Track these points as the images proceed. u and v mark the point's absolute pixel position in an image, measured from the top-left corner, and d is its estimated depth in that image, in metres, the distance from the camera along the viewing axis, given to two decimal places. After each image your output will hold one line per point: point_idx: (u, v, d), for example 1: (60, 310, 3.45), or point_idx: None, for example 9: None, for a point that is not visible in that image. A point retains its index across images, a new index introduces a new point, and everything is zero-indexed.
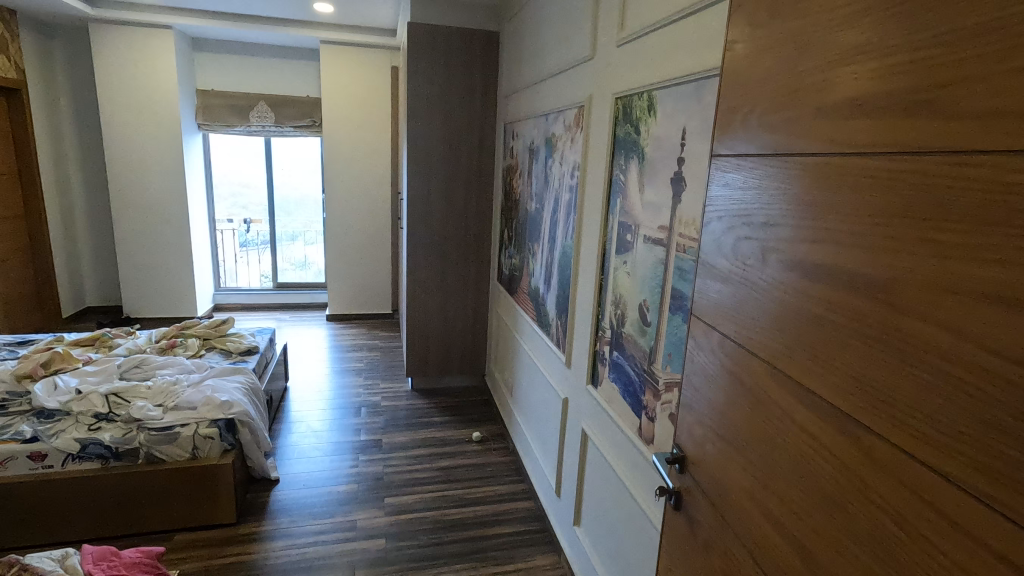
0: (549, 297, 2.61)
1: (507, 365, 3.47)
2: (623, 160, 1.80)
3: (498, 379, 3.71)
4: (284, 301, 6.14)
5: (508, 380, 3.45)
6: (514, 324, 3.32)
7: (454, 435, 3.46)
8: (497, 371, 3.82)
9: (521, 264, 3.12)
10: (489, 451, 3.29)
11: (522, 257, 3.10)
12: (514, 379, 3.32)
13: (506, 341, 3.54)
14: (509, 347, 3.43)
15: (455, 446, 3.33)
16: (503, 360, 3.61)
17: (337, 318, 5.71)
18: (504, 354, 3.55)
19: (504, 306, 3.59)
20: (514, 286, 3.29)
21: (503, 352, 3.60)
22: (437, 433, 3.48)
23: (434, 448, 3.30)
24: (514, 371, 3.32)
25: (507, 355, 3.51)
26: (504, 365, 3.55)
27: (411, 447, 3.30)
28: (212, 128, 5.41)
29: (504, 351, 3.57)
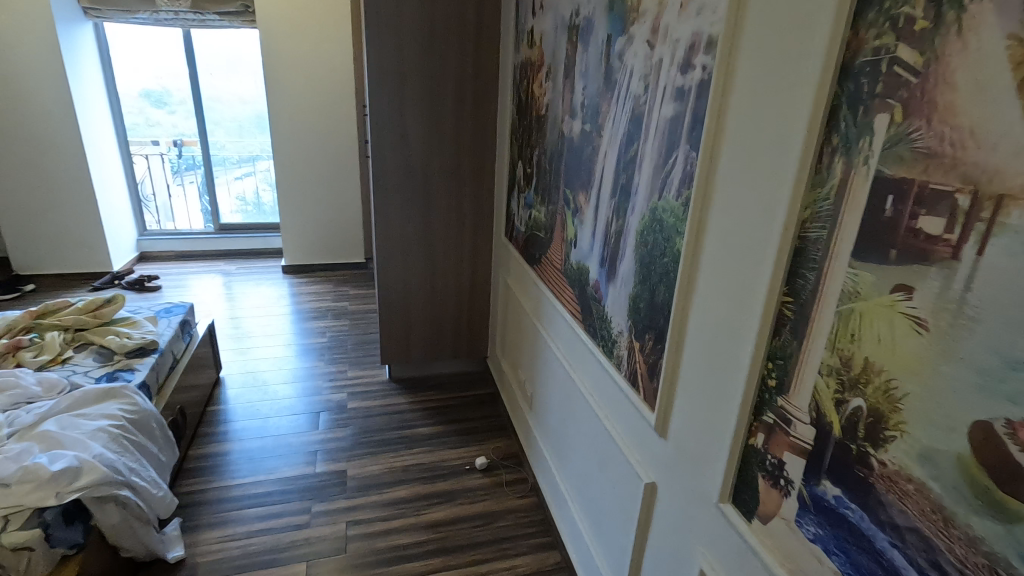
0: (613, 294, 1.50)
1: (525, 365, 2.41)
2: (921, 10, 0.65)
3: (510, 378, 2.66)
4: (229, 247, 4.93)
5: (526, 387, 2.40)
6: (538, 310, 2.22)
7: (450, 461, 2.46)
8: (507, 363, 2.76)
9: (552, 225, 1.97)
10: (500, 491, 2.30)
11: (553, 212, 1.95)
12: (537, 391, 2.27)
13: (523, 331, 2.45)
14: (529, 342, 2.35)
15: (453, 481, 2.34)
16: (518, 355, 2.53)
17: (296, 270, 4.56)
18: (521, 350, 2.48)
19: (517, 276, 2.48)
20: (537, 255, 2.16)
21: (518, 345, 2.52)
22: (426, 457, 2.48)
23: (421, 487, 2.30)
24: (538, 381, 2.26)
25: (524, 349, 2.43)
26: (520, 363, 2.48)
27: (390, 486, 2.30)
28: (105, 15, 3.95)
29: (520, 344, 2.48)
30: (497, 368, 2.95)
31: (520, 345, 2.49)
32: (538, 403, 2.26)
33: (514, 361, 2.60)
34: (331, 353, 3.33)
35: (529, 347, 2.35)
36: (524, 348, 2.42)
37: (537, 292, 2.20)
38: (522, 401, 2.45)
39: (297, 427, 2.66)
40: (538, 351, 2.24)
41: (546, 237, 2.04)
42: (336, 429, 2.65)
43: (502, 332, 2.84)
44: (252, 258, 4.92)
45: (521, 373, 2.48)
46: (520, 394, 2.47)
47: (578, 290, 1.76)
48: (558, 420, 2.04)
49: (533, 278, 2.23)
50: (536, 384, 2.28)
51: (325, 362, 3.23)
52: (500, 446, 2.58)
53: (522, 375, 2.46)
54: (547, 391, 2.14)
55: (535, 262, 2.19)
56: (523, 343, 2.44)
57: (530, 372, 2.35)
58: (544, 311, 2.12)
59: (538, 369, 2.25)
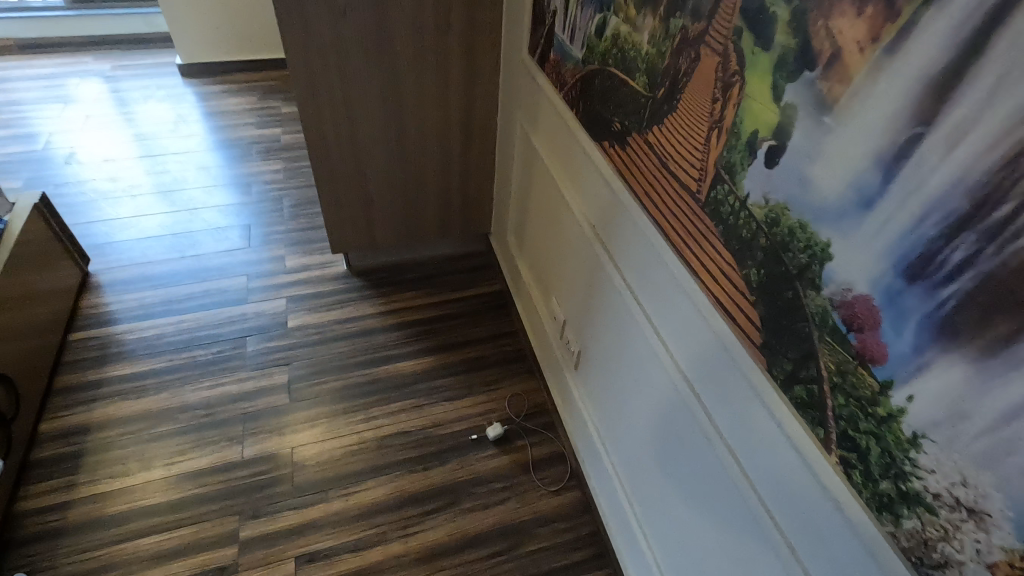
0: (966, 392, 0.49)
1: (571, 299, 1.44)
2: None
3: (536, 297, 1.70)
4: (95, 32, 3.36)
5: (570, 333, 1.47)
6: (608, 232, 1.16)
7: (448, 429, 1.65)
8: (526, 267, 1.77)
9: (682, 70, 0.80)
10: (526, 483, 1.55)
11: (691, 40, 0.77)
12: (597, 356, 1.34)
13: (568, 243, 1.41)
14: (583, 271, 1.34)
15: (456, 467, 1.57)
16: (554, 272, 1.54)
17: (199, 72, 3.15)
18: (562, 269, 1.48)
19: (559, 143, 1.35)
20: (617, 128, 1.01)
21: (557, 259, 1.51)
22: (412, 423, 1.66)
23: (408, 483, 1.53)
24: (598, 344, 1.32)
25: (569, 274, 1.43)
26: (560, 290, 1.51)
27: (360, 482, 1.52)
28: None
29: (562, 260, 1.47)
30: (509, 263, 1.96)
31: (560, 262, 1.48)
32: (597, 373, 1.36)
33: (544, 277, 1.62)
34: (258, 225, 2.26)
35: (584, 280, 1.34)
36: (571, 274, 1.42)
37: (609, 200, 1.12)
38: (559, 347, 1.54)
39: (210, 367, 1.76)
40: (604, 301, 1.25)
41: (656, 95, 0.88)
42: (272, 370, 1.76)
43: (518, 217, 1.78)
44: (133, 49, 3.40)
45: (560, 305, 1.52)
46: (557, 336, 1.55)
47: (768, 277, 0.69)
48: (643, 435, 1.17)
49: (600, 168, 1.12)
50: (594, 344, 1.35)
51: (249, 241, 2.18)
52: (519, 393, 1.75)
53: (563, 310, 1.51)
54: (620, 375, 1.23)
55: (608, 139, 1.06)
56: (568, 262, 1.43)
57: (581, 318, 1.40)
58: (627, 247, 1.08)
59: (600, 326, 1.29)
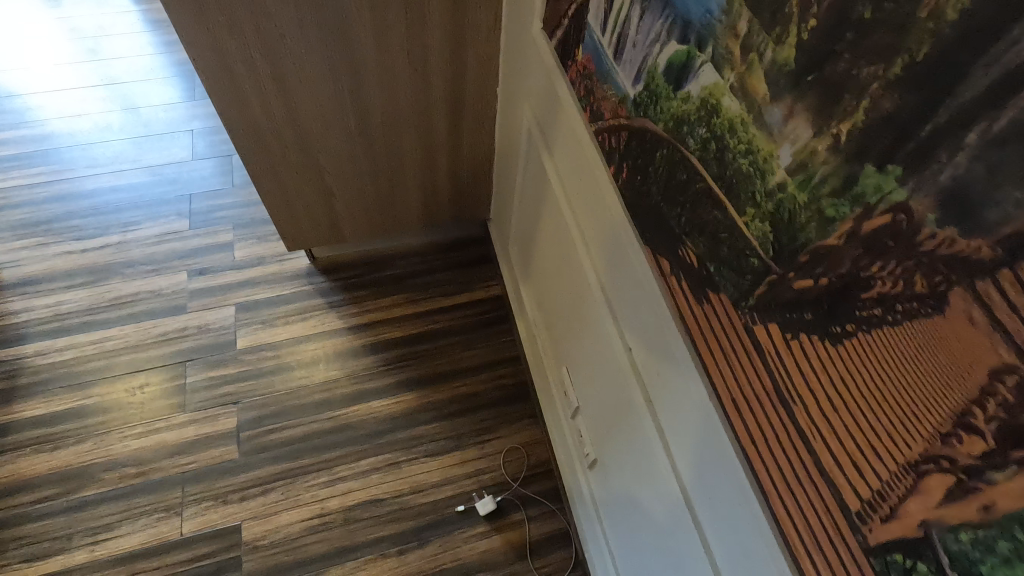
0: None
1: (592, 390, 1.06)
2: None
3: (545, 345, 1.31)
4: None
5: (587, 427, 1.11)
6: (654, 378, 0.73)
7: (430, 497, 1.37)
8: (533, 297, 1.37)
9: (876, 287, 0.36)
10: (522, 573, 1.29)
11: (921, 248, 0.32)
12: (620, 486, 0.99)
13: (591, 322, 0.98)
14: (611, 378, 0.93)
15: (438, 552, 1.30)
16: (571, 339, 1.14)
17: None
18: (581, 345, 1.08)
19: (581, 190, 0.89)
20: (691, 260, 0.57)
21: (574, 326, 1.10)
22: (386, 488, 1.37)
23: (379, 572, 1.28)
24: (623, 476, 0.96)
25: (591, 359, 1.03)
26: (578, 366, 1.11)
27: (322, 571, 1.27)
28: None
29: (581, 334, 1.06)
30: (512, 275, 1.54)
31: (579, 334, 1.07)
32: (615, 501, 1.02)
33: (558, 332, 1.22)
34: (200, 195, 1.81)
35: (612, 389, 0.94)
36: (594, 362, 1.02)
37: (661, 344, 0.67)
38: (572, 431, 1.19)
39: (141, 406, 1.45)
40: (637, 442, 0.86)
41: (791, 278, 0.43)
42: (218, 412, 1.45)
43: (525, 234, 1.33)
44: None
45: (575, 384, 1.14)
46: (569, 415, 1.19)
47: None
48: None
49: (652, 291, 0.66)
50: (618, 470, 0.98)
51: (188, 220, 1.75)
52: (518, 447, 1.44)
53: (578, 392, 1.13)
54: (651, 545, 0.87)
55: (666, 259, 0.62)
56: (590, 345, 1.02)
57: (602, 426, 1.02)
58: (682, 428, 0.67)
59: (629, 463, 0.91)
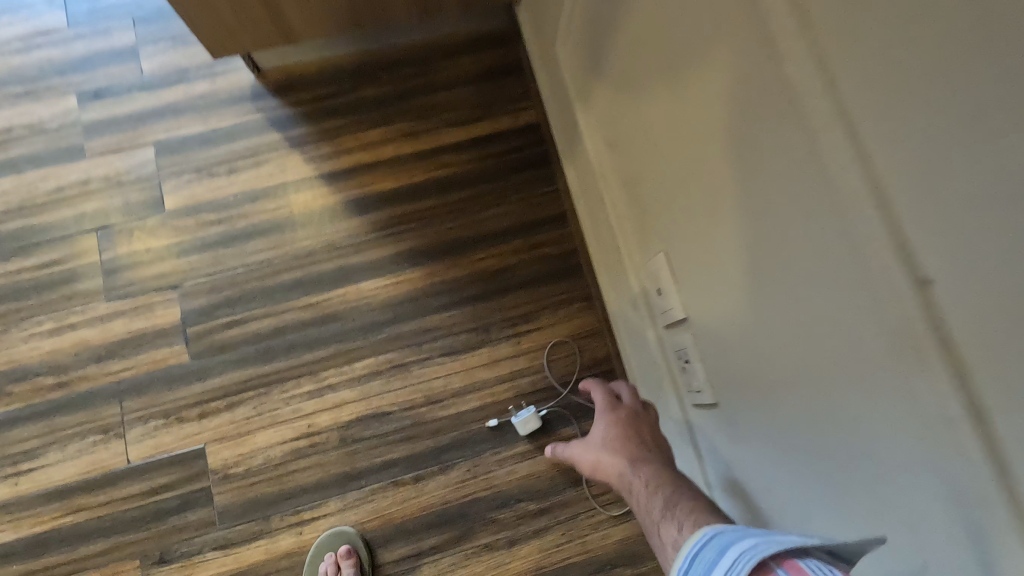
0: None
1: (705, 297, 0.65)
2: None
3: (611, 215, 0.87)
4: None
5: (685, 349, 0.72)
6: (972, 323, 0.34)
7: (451, 410, 1.03)
8: (595, 122, 0.88)
9: None
10: (576, 503, 1.00)
11: None
12: (751, 448, 0.64)
13: (737, 188, 0.55)
14: (773, 284, 0.53)
15: (465, 478, 1.00)
16: (667, 212, 0.70)
17: None
18: (693, 225, 0.65)
19: None
20: None
21: (681, 191, 0.66)
22: (393, 398, 1.03)
23: (392, 505, 0.99)
24: (768, 434, 0.60)
25: (717, 251, 0.61)
26: (679, 256, 0.70)
27: (317, 504, 0.99)
28: None
29: (700, 207, 0.62)
30: (558, 105, 1.04)
31: (693, 206, 0.64)
32: (736, 459, 0.68)
33: (641, 198, 0.78)
34: None
35: (774, 309, 0.53)
36: (725, 257, 0.60)
37: None
38: (653, 343, 0.82)
39: (45, 295, 1.05)
40: (826, 400, 0.49)
41: None
42: (152, 301, 1.05)
43: (587, 27, 0.82)
44: None
45: (667, 284, 0.73)
46: (653, 323, 0.80)
47: None
48: None
49: None
50: (753, 425, 0.62)
51: (65, 13, 1.17)
52: (567, 341, 1.06)
53: (671, 297, 0.72)
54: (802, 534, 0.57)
55: None
56: (720, 227, 0.59)
57: (727, 356, 0.64)
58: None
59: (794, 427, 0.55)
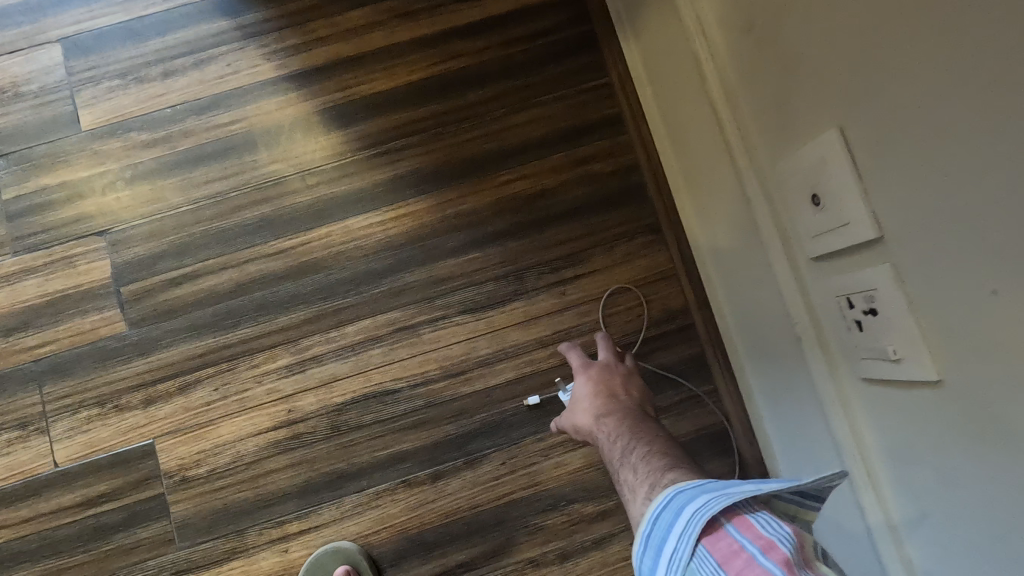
0: None
1: (939, 224, 0.36)
2: None
3: (715, 105, 0.57)
4: None
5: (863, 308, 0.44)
6: None
7: (476, 385, 0.77)
8: None
9: None
10: None
11: None
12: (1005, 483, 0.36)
13: None
14: None
15: (499, 475, 0.75)
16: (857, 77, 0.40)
17: None
18: (925, 91, 0.35)
19: None
20: None
21: (902, 26, 0.35)
22: (399, 372, 0.77)
23: (403, 512, 0.75)
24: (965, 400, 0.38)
25: (995, 134, 0.31)
26: (871, 150, 0.40)
27: (306, 514, 0.75)
28: None
29: (960, 51, 0.32)
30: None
31: (933, 53, 0.34)
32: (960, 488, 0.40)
33: (787, 66, 0.47)
34: None
35: None
36: (1021, 147, 0.30)
37: None
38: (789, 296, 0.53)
39: None
40: None
41: None
42: (72, 253, 0.79)
43: None
44: None
45: (839, 203, 0.43)
46: (790, 262, 0.52)
47: None
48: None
49: None
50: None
51: None
52: (628, 288, 0.78)
53: (845, 223, 0.43)
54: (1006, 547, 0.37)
55: None
56: (1019, 86, 0.29)
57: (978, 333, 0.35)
58: None
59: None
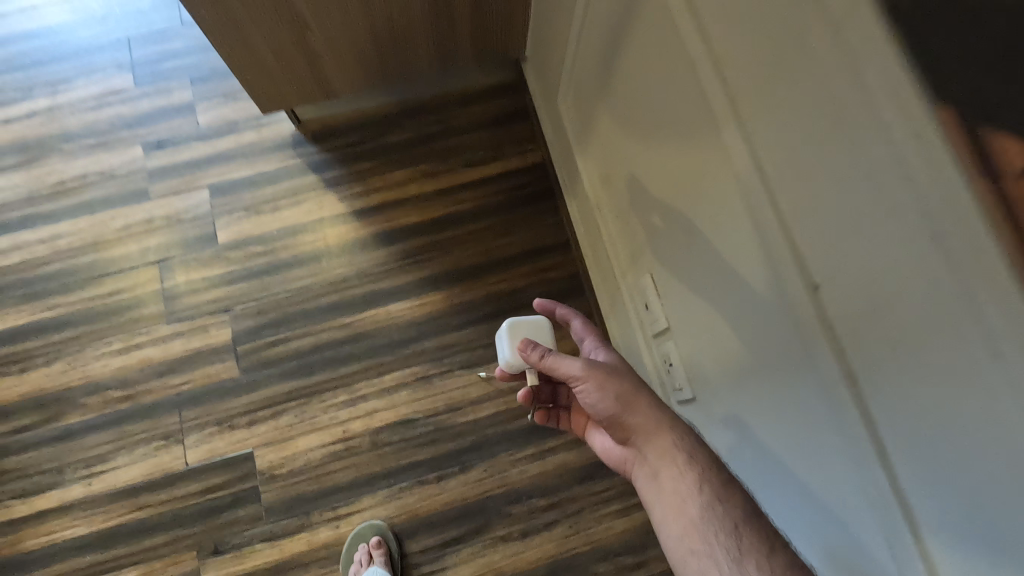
0: None
1: (684, 313, 0.79)
2: None
3: (612, 233, 0.99)
4: None
5: (764, 316, 0.57)
6: (814, 398, 0.52)
7: (468, 416, 1.16)
8: (593, 145, 1.00)
9: None
10: (582, 498, 1.12)
11: None
12: (851, 445, 0.47)
13: (700, 236, 0.68)
14: (707, 299, 0.71)
15: (483, 476, 1.12)
16: (696, 200, 0.66)
17: None
18: (682, 250, 0.75)
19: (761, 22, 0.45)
20: None
21: (668, 223, 0.77)
22: (418, 406, 1.16)
23: (418, 501, 1.11)
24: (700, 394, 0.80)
25: (694, 278, 0.73)
26: (676, 271, 0.78)
27: (352, 501, 1.11)
28: None
29: (685, 246, 0.74)
30: (583, 68, 0.92)
31: (678, 240, 0.75)
32: (842, 465, 0.50)
33: (688, 146, 0.64)
34: (139, 38, 1.37)
35: (720, 334, 0.69)
36: (699, 288, 0.72)
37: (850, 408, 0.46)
38: (710, 324, 0.71)
39: (113, 320, 1.20)
40: (734, 388, 0.69)
41: None
42: (206, 322, 1.20)
43: (592, 55, 0.87)
44: None
45: (681, 287, 0.78)
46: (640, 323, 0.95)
47: None
48: None
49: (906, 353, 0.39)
50: (886, 418, 0.43)
51: (130, 75, 1.35)
52: (572, 353, 1.19)
53: (687, 296, 0.77)
54: None
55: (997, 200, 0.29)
56: (698, 265, 0.71)
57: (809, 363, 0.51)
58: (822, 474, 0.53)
59: (956, 428, 0.36)
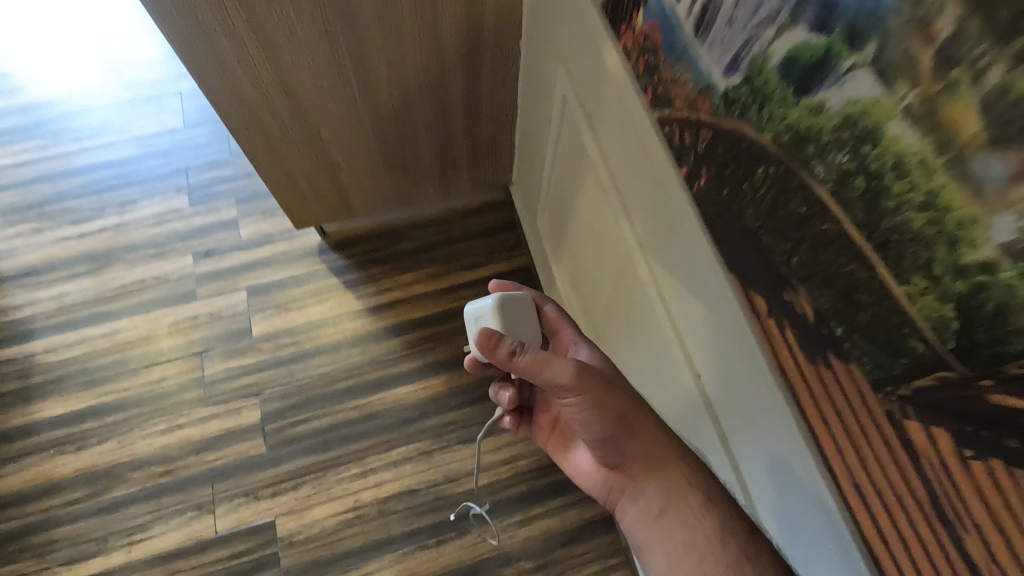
0: None
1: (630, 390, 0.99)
2: None
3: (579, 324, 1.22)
4: None
5: (673, 394, 0.78)
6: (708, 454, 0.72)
7: (464, 486, 1.32)
8: (562, 254, 1.25)
9: None
10: (564, 560, 1.26)
11: None
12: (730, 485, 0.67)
13: (631, 333, 0.90)
14: (642, 381, 0.92)
15: (477, 541, 1.27)
16: (627, 307, 0.89)
17: None
18: (624, 342, 0.97)
19: (643, 202, 0.70)
20: (805, 311, 0.45)
21: (613, 320, 0.99)
22: (420, 478, 1.33)
23: (419, 564, 1.25)
24: None
25: (632, 364, 0.94)
26: (622, 357, 1.00)
27: (360, 565, 1.25)
28: None
29: (624, 339, 0.96)
30: (552, 198, 1.19)
31: (620, 334, 0.97)
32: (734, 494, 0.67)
33: (617, 266, 0.87)
34: (196, 167, 1.67)
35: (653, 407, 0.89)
36: (636, 370, 0.93)
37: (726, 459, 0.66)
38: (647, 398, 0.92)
39: (159, 403, 1.39)
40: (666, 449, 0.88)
41: (986, 389, 0.31)
42: (239, 405, 1.40)
43: (557, 191, 1.14)
44: None
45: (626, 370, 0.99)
46: None
47: None
48: None
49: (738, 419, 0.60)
50: (746, 458, 0.61)
51: (186, 196, 1.63)
52: None
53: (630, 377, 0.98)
54: None
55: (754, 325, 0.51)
56: (634, 355, 0.93)
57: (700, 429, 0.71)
58: None
59: (774, 456, 0.54)
